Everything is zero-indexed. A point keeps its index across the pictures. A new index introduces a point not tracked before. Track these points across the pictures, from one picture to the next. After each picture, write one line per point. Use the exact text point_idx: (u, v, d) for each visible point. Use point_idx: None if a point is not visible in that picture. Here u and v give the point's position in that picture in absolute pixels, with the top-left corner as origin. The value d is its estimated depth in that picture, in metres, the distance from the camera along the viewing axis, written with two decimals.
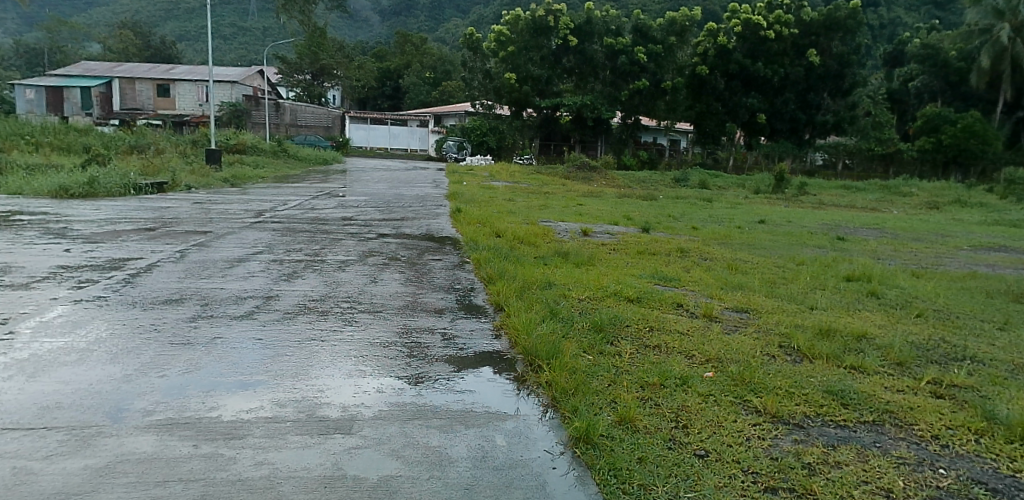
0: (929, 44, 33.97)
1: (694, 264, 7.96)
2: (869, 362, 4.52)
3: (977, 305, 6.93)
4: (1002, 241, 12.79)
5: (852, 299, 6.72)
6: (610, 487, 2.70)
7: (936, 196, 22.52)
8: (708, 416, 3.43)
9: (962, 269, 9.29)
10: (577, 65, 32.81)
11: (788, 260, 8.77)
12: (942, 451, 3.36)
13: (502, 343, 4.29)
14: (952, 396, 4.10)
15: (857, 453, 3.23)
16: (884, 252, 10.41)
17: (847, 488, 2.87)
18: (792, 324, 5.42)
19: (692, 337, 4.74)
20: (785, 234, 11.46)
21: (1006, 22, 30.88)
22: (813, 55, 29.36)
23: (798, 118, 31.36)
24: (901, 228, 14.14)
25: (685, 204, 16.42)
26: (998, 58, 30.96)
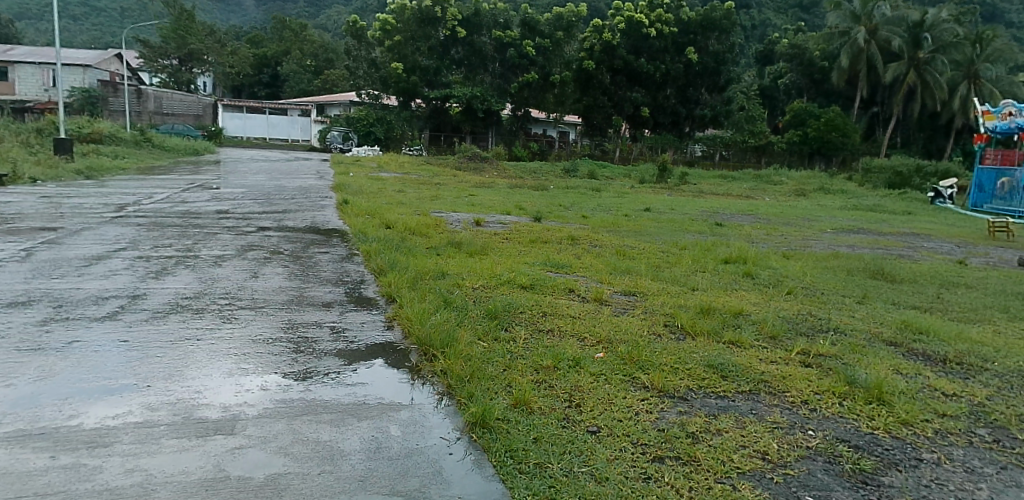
0: (795, 44, 36.11)
1: (585, 251, 8.15)
2: (745, 337, 4.80)
3: (839, 281, 7.52)
4: (860, 224, 13.91)
5: (730, 280, 7.11)
6: (506, 467, 2.72)
7: (803, 184, 24.16)
8: (600, 394, 3.52)
9: (825, 250, 10.02)
10: (466, 57, 33.02)
11: (671, 245, 9.16)
12: (811, 414, 3.62)
13: (395, 333, 4.22)
14: (819, 364, 4.43)
15: (735, 420, 3.42)
16: (757, 236, 11.06)
17: (726, 453, 3.04)
18: (676, 304, 5.67)
19: (582, 320, 4.86)
20: (669, 222, 11.93)
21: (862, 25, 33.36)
22: (692, 53, 30.64)
23: (679, 112, 33.11)
24: (773, 213, 15.12)
25: (573, 194, 16.78)
26: (856, 59, 33.38)
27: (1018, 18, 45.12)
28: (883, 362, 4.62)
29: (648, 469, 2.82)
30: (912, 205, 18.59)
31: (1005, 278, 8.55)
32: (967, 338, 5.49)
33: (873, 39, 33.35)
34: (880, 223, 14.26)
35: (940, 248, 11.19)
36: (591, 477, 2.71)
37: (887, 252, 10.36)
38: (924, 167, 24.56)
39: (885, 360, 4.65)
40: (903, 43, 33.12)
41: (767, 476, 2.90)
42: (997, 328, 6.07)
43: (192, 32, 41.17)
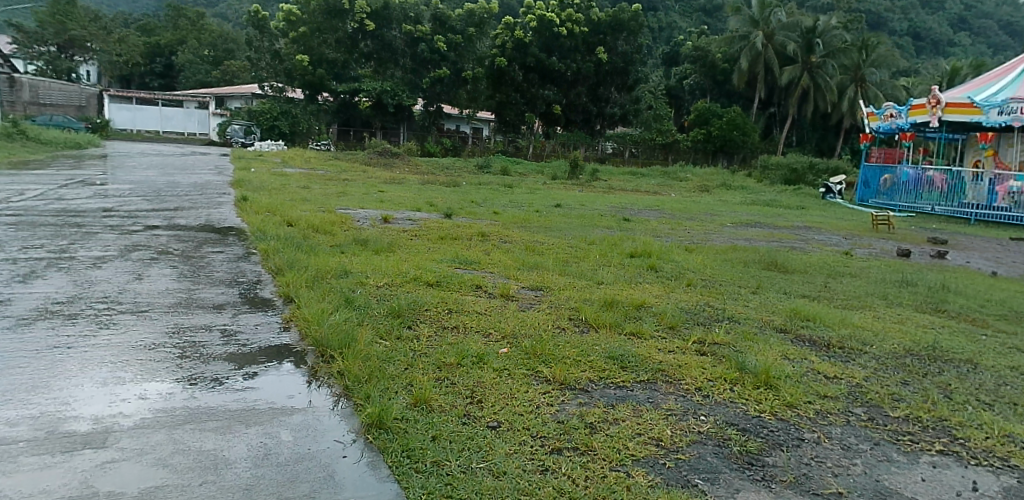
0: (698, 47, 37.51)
1: (495, 247, 8.16)
2: (645, 328, 4.95)
3: (737, 273, 7.87)
4: (757, 219, 14.59)
5: (635, 273, 7.30)
6: (402, 467, 2.68)
7: (706, 180, 25.11)
8: (502, 389, 3.53)
9: (725, 243, 10.44)
10: (376, 51, 32.58)
11: (580, 240, 9.32)
12: (704, 400, 3.77)
13: (291, 335, 4.08)
14: (712, 352, 4.62)
15: (632, 409, 3.52)
16: (662, 230, 11.41)
17: (622, 441, 3.12)
18: (581, 298, 5.77)
19: (488, 316, 4.87)
20: (579, 217, 12.11)
21: (760, 30, 35.27)
22: (602, 53, 31.30)
23: (590, 110, 33.80)
24: (678, 208, 15.63)
25: (486, 191, 16.77)
26: (755, 62, 35.18)
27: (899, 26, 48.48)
28: (772, 348, 4.87)
29: (547, 461, 2.86)
30: (806, 201, 19.68)
31: (885, 267, 9.18)
32: (849, 323, 5.87)
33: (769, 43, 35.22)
34: (776, 218, 15.02)
35: (829, 241, 11.89)
36: (489, 472, 2.72)
37: (782, 244, 10.92)
38: (817, 163, 25.99)
39: (774, 347, 4.90)
40: (797, 48, 35.05)
41: (660, 461, 3.00)
42: (876, 314, 6.52)
43: (74, 17, 38.46)
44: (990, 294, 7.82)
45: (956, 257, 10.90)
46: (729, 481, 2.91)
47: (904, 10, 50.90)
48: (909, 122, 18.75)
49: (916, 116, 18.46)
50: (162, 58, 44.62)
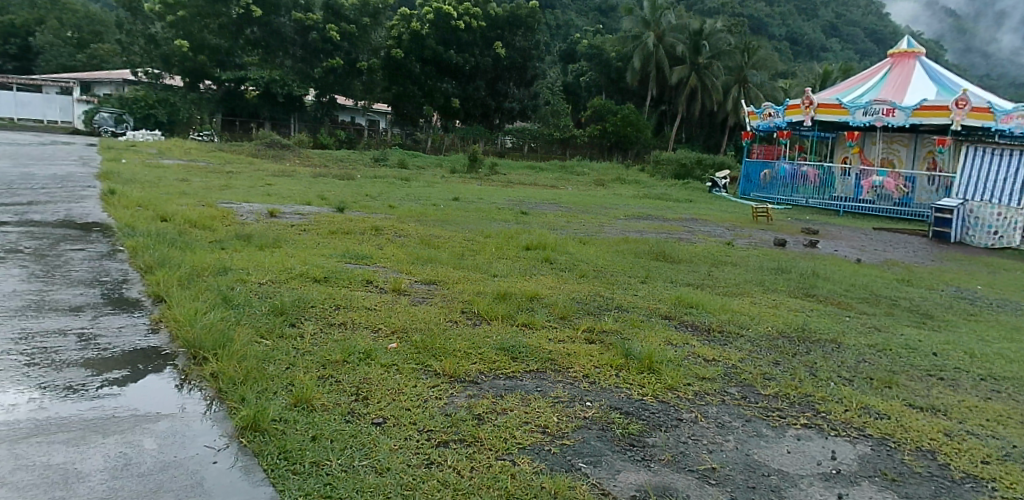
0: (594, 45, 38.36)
1: (388, 241, 7.99)
2: (537, 319, 5.00)
3: (628, 263, 8.12)
4: (648, 211, 15.11)
5: (530, 266, 7.37)
6: (278, 470, 2.57)
7: (602, 175, 25.75)
8: (389, 385, 3.45)
9: (617, 235, 10.73)
10: (264, 38, 31.44)
11: (477, 234, 9.29)
12: (590, 387, 3.85)
13: (159, 338, 3.83)
14: (601, 340, 4.73)
15: (521, 399, 3.54)
16: (558, 223, 11.60)
17: (509, 430, 3.13)
18: (475, 291, 5.75)
19: (378, 311, 4.75)
20: (476, 211, 12.09)
21: (652, 31, 36.68)
22: (500, 48, 31.55)
23: (489, 104, 33.87)
24: (573, 202, 15.93)
25: (382, 184, 16.45)
26: (646, 61, 36.46)
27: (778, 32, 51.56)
28: (658, 334, 5.05)
29: (431, 454, 2.82)
30: (694, 194, 20.57)
31: (763, 256, 9.71)
32: (729, 309, 6.19)
33: (660, 44, 36.65)
34: (665, 210, 15.62)
35: (714, 232, 12.47)
36: (371, 469, 2.65)
37: (670, 236, 11.35)
38: (705, 159, 27.17)
39: (659, 333, 5.09)
40: (685, 49, 36.50)
41: (545, 448, 3.03)
42: (753, 300, 6.90)
43: None
44: (854, 279, 8.44)
45: (826, 246, 11.70)
46: (611, 463, 2.99)
47: (782, 17, 54.19)
48: (786, 121, 20.00)
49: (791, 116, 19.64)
50: (19, 39, 40.89)
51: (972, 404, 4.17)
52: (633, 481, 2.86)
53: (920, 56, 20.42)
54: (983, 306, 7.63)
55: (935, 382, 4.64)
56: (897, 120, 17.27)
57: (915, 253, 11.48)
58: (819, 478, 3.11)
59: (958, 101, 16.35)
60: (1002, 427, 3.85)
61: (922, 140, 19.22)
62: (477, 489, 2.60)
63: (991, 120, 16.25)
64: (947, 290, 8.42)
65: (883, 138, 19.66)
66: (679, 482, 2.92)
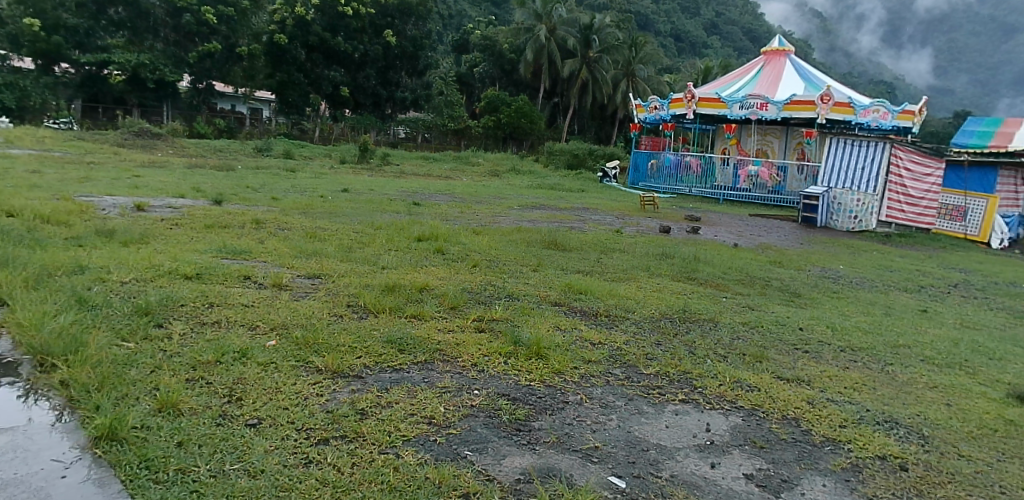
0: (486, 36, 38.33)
1: (271, 235, 7.63)
2: (427, 310, 4.89)
3: (520, 253, 8.18)
4: (540, 201, 15.29)
5: (420, 257, 7.27)
6: (138, 480, 2.42)
7: (496, 165, 25.84)
8: (265, 384, 3.29)
9: (510, 225, 10.77)
10: (130, 19, 29.17)
11: (366, 226, 9.06)
12: (478, 375, 3.84)
13: (1, 344, 3.50)
14: (490, 328, 4.72)
15: (407, 391, 3.45)
16: (451, 214, 11.53)
17: (393, 423, 3.06)
18: (361, 283, 5.56)
19: (256, 308, 4.51)
20: (367, 202, 11.80)
21: (543, 23, 37.07)
22: (389, 37, 31.01)
23: (380, 93, 33.46)
24: (467, 192, 15.89)
25: (265, 175, 15.73)
26: (539, 54, 36.77)
27: (663, 28, 53.45)
28: (546, 320, 5.11)
29: (310, 453, 2.71)
30: (585, 184, 21.04)
31: (649, 243, 10.06)
32: (616, 294, 6.36)
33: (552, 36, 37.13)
34: (557, 200, 15.86)
35: (603, 220, 12.76)
36: (244, 473, 2.54)
37: (561, 225, 11.52)
38: (595, 149, 27.84)
39: (548, 319, 5.16)
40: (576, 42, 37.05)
41: (431, 439, 2.99)
42: (639, 284, 7.15)
43: None
44: (732, 262, 8.90)
45: (707, 232, 12.27)
46: (497, 449, 2.99)
47: (668, 14, 56.27)
48: (671, 114, 20.79)
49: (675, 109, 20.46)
50: None
51: (832, 374, 4.50)
52: (518, 465, 2.87)
53: (790, 54, 21.84)
54: (844, 284, 8.27)
55: (801, 355, 4.97)
56: (770, 114, 18.30)
57: (785, 237, 12.25)
58: (694, 450, 3.27)
59: (822, 96, 17.56)
60: (857, 393, 4.17)
61: (793, 132, 20.50)
62: (357, 486, 2.54)
63: (851, 114, 17.69)
64: (814, 270, 9.06)
65: (758, 130, 20.90)
66: (563, 463, 2.97)
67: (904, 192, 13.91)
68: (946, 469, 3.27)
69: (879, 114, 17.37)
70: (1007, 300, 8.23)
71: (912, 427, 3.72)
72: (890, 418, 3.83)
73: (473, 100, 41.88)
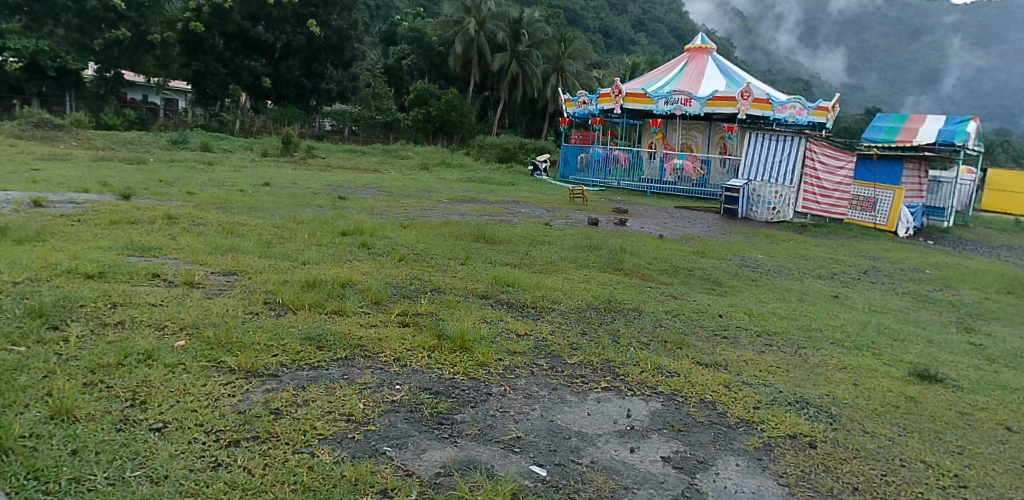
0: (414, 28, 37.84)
1: (184, 231, 7.31)
2: (348, 305, 4.75)
3: (447, 246, 8.10)
4: (470, 194, 15.25)
5: (345, 252, 7.09)
6: (26, 492, 2.29)
7: (425, 158, 25.59)
8: (172, 386, 3.14)
9: (438, 219, 10.66)
10: (28, 3, 27.49)
11: (287, 220, 8.77)
12: (401, 370, 3.76)
13: None
14: (415, 322, 4.65)
15: (324, 388, 3.36)
16: (378, 208, 11.33)
17: (309, 422, 2.97)
18: (280, 279, 5.36)
19: (165, 307, 4.30)
20: (289, 197, 11.46)
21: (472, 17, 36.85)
22: (314, 27, 30.27)
23: (304, 84, 32.68)
24: (395, 186, 15.67)
25: (180, 169, 15.06)
26: (468, 47, 36.54)
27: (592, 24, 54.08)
28: (472, 313, 5.08)
29: (219, 455, 2.62)
30: (515, 177, 21.10)
31: (577, 235, 10.14)
32: (543, 286, 6.38)
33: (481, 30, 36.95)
34: (487, 193, 15.86)
35: (532, 213, 12.82)
36: (146, 479, 2.44)
37: (491, 218, 11.49)
38: (525, 143, 27.90)
39: (474, 312, 5.13)
40: (506, 36, 36.99)
41: (348, 436, 2.92)
42: (567, 276, 7.20)
43: None
44: (657, 253, 9.08)
45: (633, 224, 12.48)
46: (417, 444, 2.95)
47: (597, 10, 56.93)
48: (599, 108, 21.10)
49: (603, 104, 20.78)
50: None
51: (748, 358, 4.64)
52: (438, 459, 2.84)
53: (712, 51, 22.51)
54: (762, 272, 8.57)
55: (720, 340, 5.11)
56: (693, 110, 18.86)
57: (707, 228, 12.59)
58: (614, 435, 3.32)
59: (742, 92, 18.12)
60: (771, 376, 4.31)
61: (715, 128, 21.11)
62: (269, 487, 2.48)
63: (769, 110, 18.29)
64: (734, 260, 9.34)
65: (683, 125, 21.41)
66: (484, 454, 2.95)
67: (819, 185, 14.36)
68: (851, 445, 3.42)
69: (796, 109, 18.09)
70: (912, 285, 8.71)
71: (821, 407, 3.88)
72: (801, 398, 3.98)
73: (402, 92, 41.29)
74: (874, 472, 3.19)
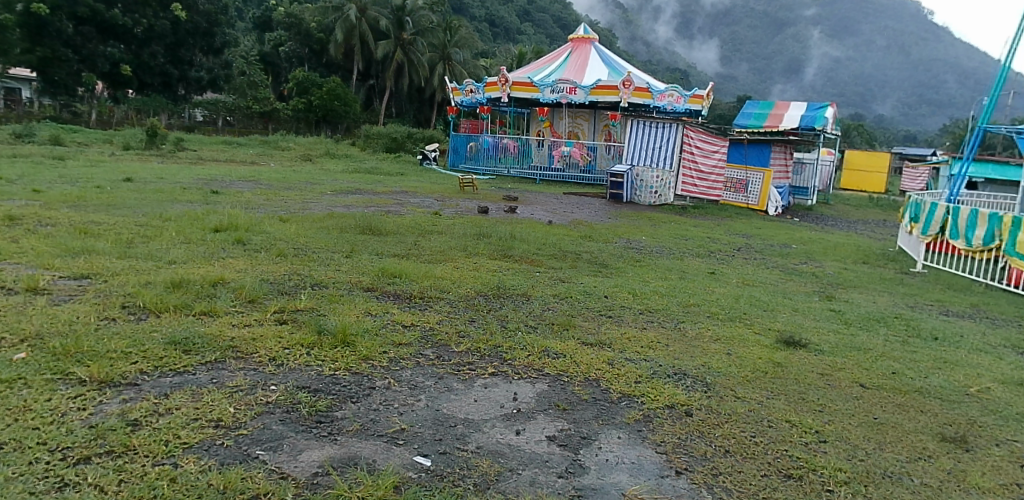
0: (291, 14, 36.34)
1: (28, 232, 6.66)
2: (218, 306, 4.47)
3: (330, 239, 7.82)
4: (355, 186, 14.85)
5: (217, 249, 6.69)
6: None
7: (308, 149, 24.70)
8: (8, 404, 2.85)
9: (321, 211, 10.31)
10: None
11: (152, 218, 8.18)
12: (276, 370, 3.58)
13: None
14: (292, 319, 4.43)
15: (190, 395, 3.14)
16: (255, 202, 10.80)
17: (172, 431, 2.78)
18: (142, 281, 4.98)
19: (1, 318, 3.89)
20: (154, 192, 10.71)
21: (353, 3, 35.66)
22: (178, 10, 28.84)
23: (170, 73, 30.69)
24: (275, 179, 14.99)
25: (26, 165, 13.74)
26: (350, 34, 35.36)
27: (478, 13, 53.97)
28: (356, 307, 4.92)
29: (66, 475, 2.45)
30: (403, 167, 20.78)
31: (467, 224, 10.08)
32: (432, 275, 6.29)
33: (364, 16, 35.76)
34: (373, 184, 15.54)
35: (420, 203, 12.66)
36: None
37: (377, 209, 11.24)
38: (413, 133, 27.50)
39: (358, 305, 4.97)
40: (389, 24, 36.19)
41: (217, 442, 2.76)
42: (456, 264, 7.15)
43: None
44: (546, 239, 9.19)
45: (523, 211, 12.56)
46: (293, 445, 2.82)
47: None
48: (486, 97, 21.09)
49: (490, 92, 20.74)
50: None
51: (631, 335, 4.78)
52: (316, 459, 2.74)
53: (594, 41, 23.01)
54: (646, 253, 8.86)
55: (605, 320, 5.25)
56: (578, 98, 19.22)
57: (595, 213, 12.89)
58: (501, 419, 3.31)
59: (624, 81, 18.68)
60: (652, 351, 4.46)
61: (600, 116, 21.59)
62: None
63: (649, 99, 18.93)
64: (620, 242, 9.58)
65: (569, 113, 21.77)
66: (365, 450, 2.86)
67: (695, 168, 15.13)
68: (723, 410, 3.59)
69: (674, 98, 18.59)
70: (780, 259, 9.29)
71: (696, 376, 4.04)
72: (679, 370, 4.14)
73: (280, 81, 39.50)
74: (744, 434, 3.36)
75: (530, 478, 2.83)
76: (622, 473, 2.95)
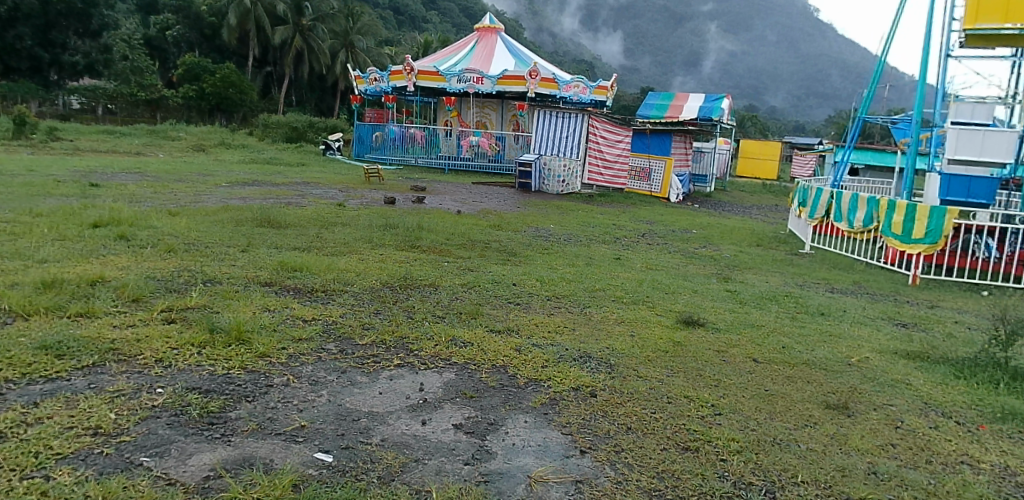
0: None
1: None
2: (97, 306, 4.17)
3: (225, 233, 7.44)
4: (252, 177, 14.24)
5: (97, 246, 6.24)
6: None
7: (201, 139, 23.49)
8: None
9: (215, 204, 9.81)
10: None
11: (22, 214, 7.54)
12: (163, 372, 3.38)
13: None
14: (182, 318, 4.19)
15: (65, 402, 2.91)
16: (140, 195, 10.17)
17: (42, 442, 2.58)
18: (8, 282, 4.57)
19: None
20: (22, 186, 9.88)
21: None
22: None
23: (39, 56, 28.68)
24: (163, 171, 14.15)
25: None
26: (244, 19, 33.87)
27: None
28: (251, 303, 4.70)
29: None
30: (305, 157, 20.14)
31: (372, 215, 9.85)
32: (334, 268, 6.10)
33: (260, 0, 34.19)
34: (271, 174, 14.95)
35: (322, 194, 12.29)
36: None
37: (277, 201, 10.83)
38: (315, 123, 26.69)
39: (254, 301, 4.74)
40: (286, 9, 34.87)
41: (95, 451, 2.57)
42: (360, 256, 6.98)
43: None
44: (454, 229, 9.13)
45: (430, 201, 12.40)
46: (182, 449, 2.67)
47: None
48: (391, 86, 20.71)
49: (395, 81, 20.36)
50: None
51: (538, 320, 4.82)
52: (206, 462, 2.60)
53: (499, 31, 23.03)
54: (554, 241, 8.95)
55: (512, 307, 5.25)
56: (485, 88, 19.14)
57: (503, 202, 12.92)
58: (406, 410, 3.25)
59: (531, 71, 18.71)
60: (559, 336, 4.50)
61: (507, 106, 21.65)
62: None
63: (555, 89, 19.12)
64: (528, 231, 9.62)
65: (476, 103, 21.69)
66: (261, 450, 2.74)
67: (601, 156, 15.45)
68: (626, 390, 3.67)
69: (579, 88, 18.95)
70: (680, 244, 9.60)
71: (601, 358, 4.12)
72: (585, 353, 4.19)
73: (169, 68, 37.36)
74: (644, 410, 3.45)
75: (436, 467, 2.79)
76: (528, 456, 2.95)
